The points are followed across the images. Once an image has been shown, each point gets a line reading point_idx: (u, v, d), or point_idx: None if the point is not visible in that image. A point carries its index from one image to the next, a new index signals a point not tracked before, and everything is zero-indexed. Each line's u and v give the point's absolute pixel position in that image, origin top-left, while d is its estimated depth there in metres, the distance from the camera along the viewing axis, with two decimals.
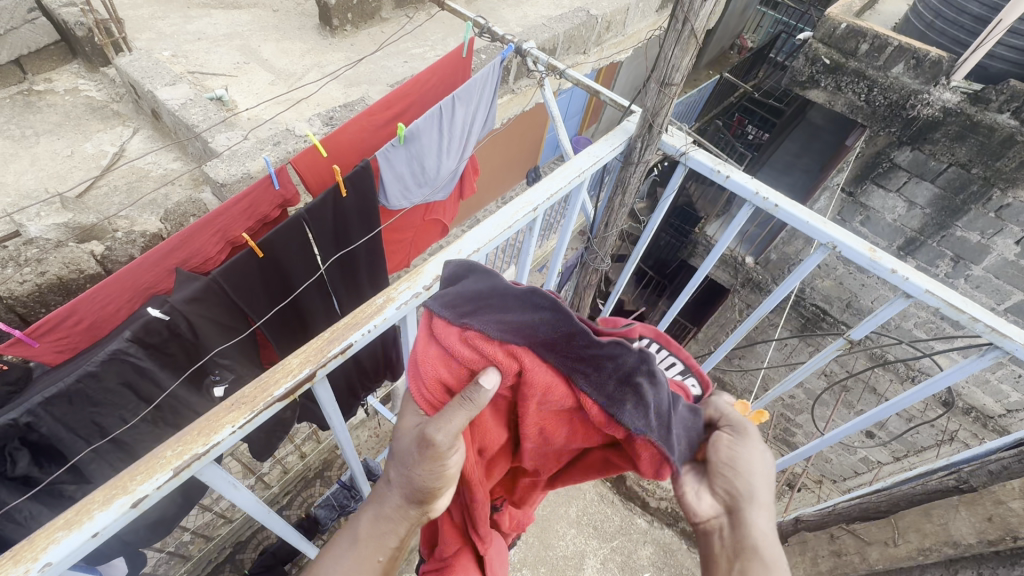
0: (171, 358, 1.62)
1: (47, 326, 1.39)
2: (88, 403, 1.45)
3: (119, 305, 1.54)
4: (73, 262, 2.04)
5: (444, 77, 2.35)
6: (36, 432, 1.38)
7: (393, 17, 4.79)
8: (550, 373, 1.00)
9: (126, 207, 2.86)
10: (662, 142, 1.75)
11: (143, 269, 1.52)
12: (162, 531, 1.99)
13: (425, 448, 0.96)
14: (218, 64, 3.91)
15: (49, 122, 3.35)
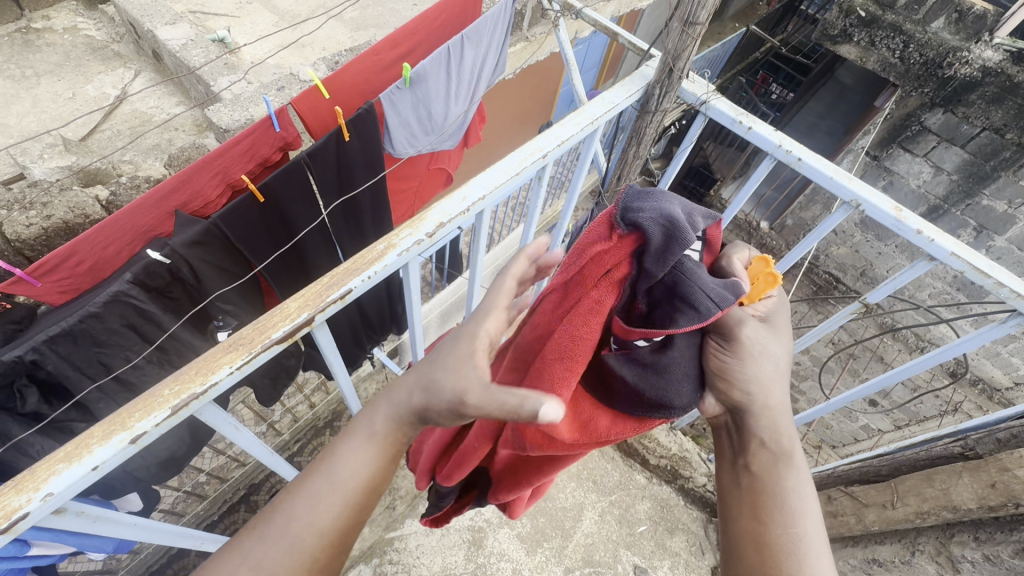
0: (174, 302, 1.63)
1: (49, 266, 1.37)
2: (93, 343, 1.46)
3: (119, 247, 1.52)
4: (79, 206, 2.04)
5: (452, 16, 2.22)
6: (43, 369, 1.39)
7: None
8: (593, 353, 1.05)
9: (128, 150, 2.82)
10: (682, 89, 1.65)
11: (143, 210, 1.50)
12: (173, 471, 2.07)
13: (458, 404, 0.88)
14: (220, 4, 3.76)
15: (50, 61, 3.26)
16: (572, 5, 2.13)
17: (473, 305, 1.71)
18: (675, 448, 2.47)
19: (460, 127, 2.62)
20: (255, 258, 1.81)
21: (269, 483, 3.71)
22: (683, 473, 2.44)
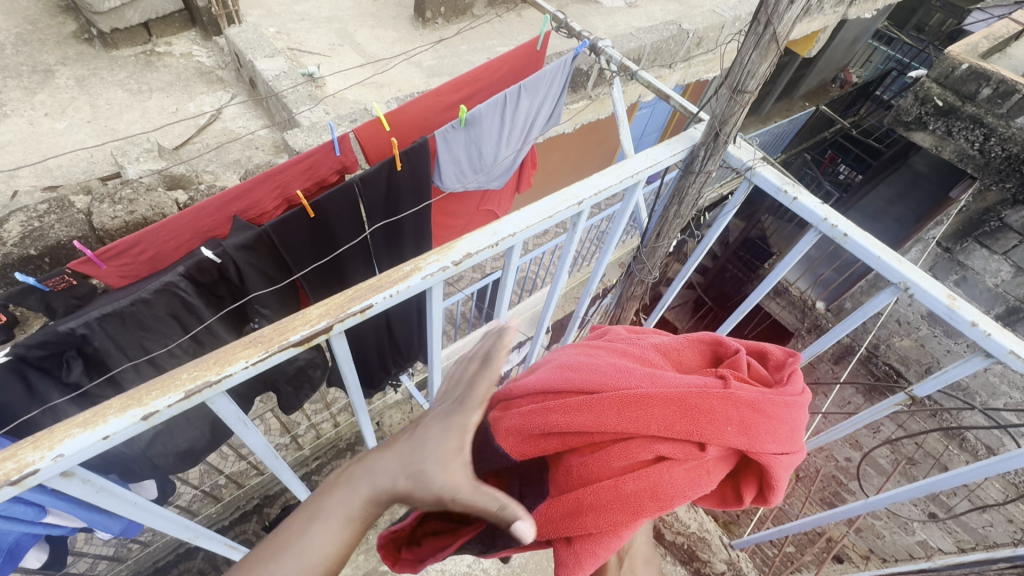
0: (216, 299, 1.73)
1: (116, 252, 1.50)
2: (139, 327, 1.56)
3: (180, 243, 1.64)
4: (158, 207, 2.53)
5: (512, 68, 2.35)
6: (91, 345, 1.50)
7: (484, 14, 4.89)
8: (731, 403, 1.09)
9: (213, 163, 3.13)
10: (728, 154, 1.66)
11: (205, 212, 1.63)
12: (189, 465, 2.13)
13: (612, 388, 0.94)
14: (315, 44, 4.18)
15: (163, 80, 3.69)
16: (628, 67, 2.22)
17: (497, 343, 1.71)
18: (695, 527, 2.29)
19: (508, 171, 2.73)
20: (298, 269, 1.93)
21: (283, 497, 3.74)
22: (701, 556, 2.24)
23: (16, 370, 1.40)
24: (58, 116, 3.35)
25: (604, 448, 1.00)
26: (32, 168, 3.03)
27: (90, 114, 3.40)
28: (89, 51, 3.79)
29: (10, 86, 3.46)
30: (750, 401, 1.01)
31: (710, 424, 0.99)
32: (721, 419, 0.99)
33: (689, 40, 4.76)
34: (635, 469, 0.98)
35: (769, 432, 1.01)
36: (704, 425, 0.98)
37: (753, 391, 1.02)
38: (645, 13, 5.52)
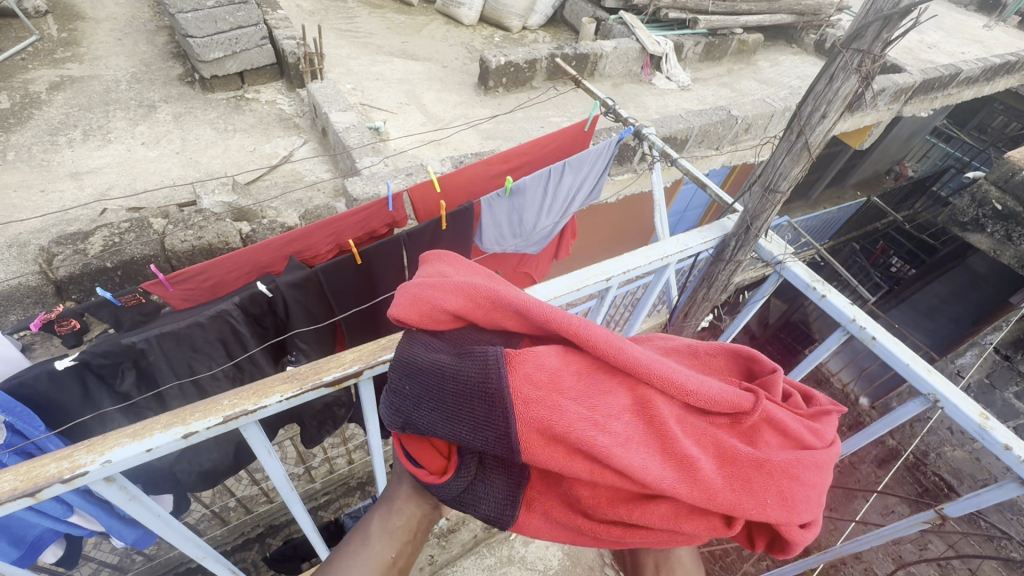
0: (262, 329, 1.86)
1: (183, 276, 1.65)
2: (190, 347, 1.69)
3: (239, 274, 1.79)
4: (223, 236, 2.81)
5: (562, 145, 2.52)
6: (145, 359, 1.62)
7: (542, 87, 5.23)
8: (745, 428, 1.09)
9: (278, 200, 3.41)
10: (759, 246, 1.74)
11: (266, 250, 1.78)
12: (207, 483, 2.19)
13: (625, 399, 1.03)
14: (385, 102, 4.59)
15: (246, 123, 4.11)
16: (670, 153, 2.31)
17: None
18: None
19: (547, 235, 2.85)
20: (339, 309, 2.05)
21: (288, 528, 3.73)
22: None
23: (78, 374, 1.52)
24: (152, 145, 3.76)
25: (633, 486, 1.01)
26: (121, 189, 3.38)
27: (179, 146, 3.80)
28: (189, 91, 4.28)
29: (118, 116, 3.93)
30: (790, 472, 1.04)
31: (747, 497, 1.02)
32: (748, 473, 1.02)
33: (738, 125, 4.92)
34: (640, 504, 1.04)
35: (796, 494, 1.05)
36: (741, 498, 1.01)
37: (794, 460, 1.04)
38: (695, 97, 5.79)
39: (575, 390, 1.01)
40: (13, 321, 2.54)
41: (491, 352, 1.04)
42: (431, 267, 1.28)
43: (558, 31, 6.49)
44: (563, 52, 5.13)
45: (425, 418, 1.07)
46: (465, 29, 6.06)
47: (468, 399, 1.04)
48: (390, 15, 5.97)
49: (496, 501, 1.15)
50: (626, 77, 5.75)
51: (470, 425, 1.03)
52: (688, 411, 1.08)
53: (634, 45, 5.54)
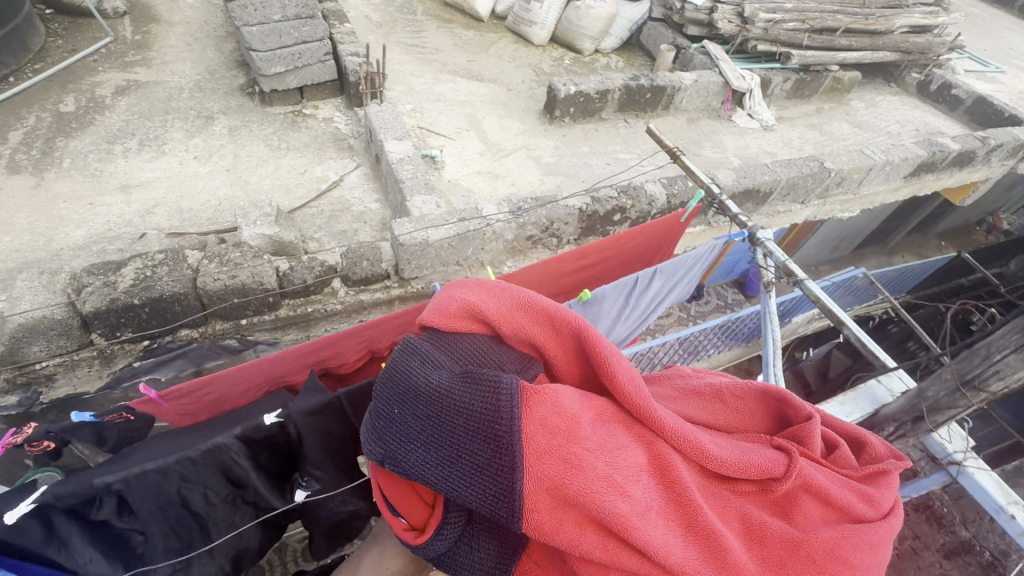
0: (267, 453, 1.83)
1: (175, 393, 1.78)
2: (180, 479, 1.64)
3: (243, 385, 1.93)
4: (259, 275, 2.63)
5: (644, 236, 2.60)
6: (127, 496, 1.57)
7: (612, 118, 4.86)
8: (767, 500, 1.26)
9: (322, 233, 3.20)
10: (933, 442, 2.10)
11: (267, 365, 1.89)
12: None
13: (637, 470, 1.17)
14: (444, 126, 4.34)
15: (301, 141, 3.94)
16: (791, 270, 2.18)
17: None
18: None
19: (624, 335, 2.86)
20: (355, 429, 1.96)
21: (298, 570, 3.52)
22: None
23: (38, 515, 1.45)
24: (204, 160, 3.63)
25: (651, 562, 1.10)
26: (167, 207, 3.25)
27: (230, 163, 3.65)
28: (249, 104, 4.16)
29: (175, 127, 3.83)
30: (832, 553, 1.16)
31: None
32: (780, 555, 1.16)
33: (830, 179, 4.37)
34: None
35: None
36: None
37: (835, 544, 1.17)
38: (779, 137, 5.24)
39: (594, 444, 1.14)
40: (35, 353, 2.38)
41: (498, 388, 1.17)
42: (450, 290, 1.46)
43: (633, 57, 6.10)
44: (640, 82, 4.72)
45: (420, 459, 1.19)
46: (535, 49, 5.77)
47: (472, 448, 1.15)
48: (459, 30, 5.74)
49: (483, 569, 1.27)
50: (704, 112, 5.27)
51: (473, 476, 1.14)
52: (713, 477, 1.26)
53: (717, 79, 5.08)
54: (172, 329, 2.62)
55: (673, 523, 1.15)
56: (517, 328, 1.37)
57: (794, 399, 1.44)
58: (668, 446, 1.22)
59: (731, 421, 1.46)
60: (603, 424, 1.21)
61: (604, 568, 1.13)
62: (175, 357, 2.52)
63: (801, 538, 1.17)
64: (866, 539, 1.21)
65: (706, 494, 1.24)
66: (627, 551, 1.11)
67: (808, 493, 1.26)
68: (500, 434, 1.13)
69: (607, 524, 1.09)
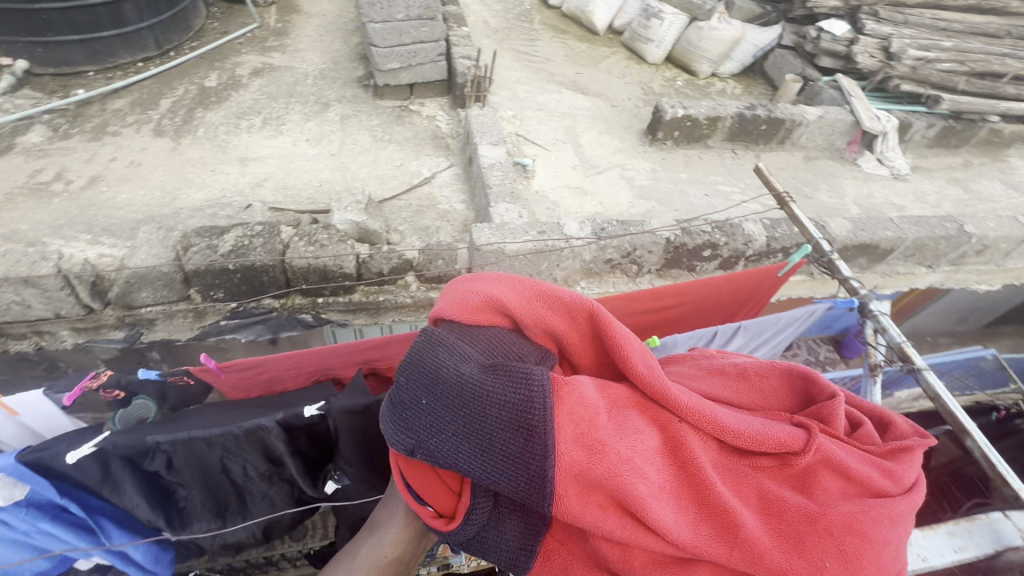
0: (304, 446, 1.77)
1: (233, 366, 1.78)
2: (222, 451, 1.64)
3: (296, 371, 1.90)
4: (341, 259, 2.74)
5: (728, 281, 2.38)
6: (172, 457, 1.59)
7: (718, 147, 4.58)
8: (789, 480, 1.20)
9: (406, 227, 3.29)
10: None
11: (322, 356, 1.83)
12: (230, 549, 2.02)
13: (651, 455, 1.17)
14: (541, 136, 4.32)
15: (403, 135, 4.10)
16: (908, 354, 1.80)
17: None
18: None
19: None
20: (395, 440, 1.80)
21: None
22: None
23: (99, 460, 1.50)
24: (314, 143, 3.88)
25: (667, 538, 1.10)
26: (274, 182, 3.50)
27: (337, 148, 3.88)
28: (363, 95, 4.40)
29: (295, 109, 4.14)
30: (852, 527, 1.12)
31: (799, 557, 1.11)
32: (803, 536, 1.12)
33: (969, 245, 3.80)
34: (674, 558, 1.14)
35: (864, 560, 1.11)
36: (793, 558, 1.11)
37: (855, 516, 1.12)
38: (912, 189, 4.65)
39: (609, 427, 1.14)
40: (143, 299, 2.65)
41: (534, 379, 1.14)
42: (465, 280, 1.46)
43: (752, 84, 5.72)
44: (756, 112, 4.40)
45: (442, 449, 1.13)
46: (647, 67, 5.59)
47: (495, 431, 1.12)
48: (572, 42, 5.71)
49: (510, 551, 1.22)
50: (825, 152, 4.81)
51: (498, 459, 1.11)
52: (731, 454, 1.22)
53: (846, 118, 4.62)
54: (257, 296, 2.79)
55: (683, 503, 1.15)
56: (539, 321, 1.39)
57: (816, 376, 1.38)
58: (681, 419, 1.21)
59: (755, 400, 1.40)
60: (615, 406, 1.21)
61: (623, 545, 1.14)
62: (256, 322, 2.79)
63: (821, 515, 1.13)
64: (885, 512, 1.16)
65: (725, 470, 1.21)
66: (644, 530, 1.11)
67: (831, 470, 1.20)
68: (531, 423, 1.11)
69: (624, 501, 1.09)
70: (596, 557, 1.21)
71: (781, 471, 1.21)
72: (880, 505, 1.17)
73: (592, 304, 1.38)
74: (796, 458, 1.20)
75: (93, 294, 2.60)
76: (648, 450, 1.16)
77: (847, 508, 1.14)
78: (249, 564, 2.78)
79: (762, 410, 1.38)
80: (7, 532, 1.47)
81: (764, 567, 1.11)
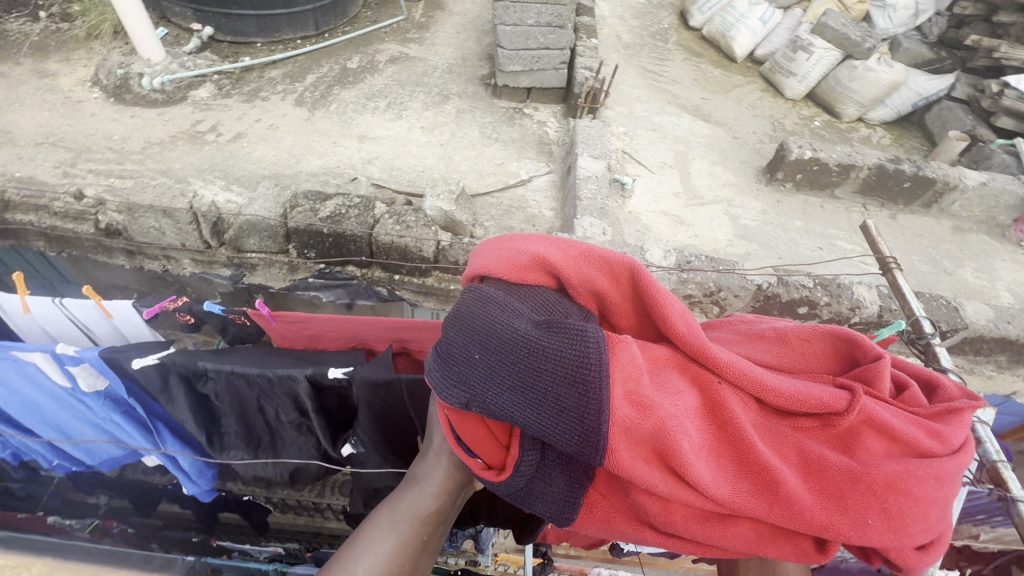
0: (332, 407, 1.73)
1: (285, 316, 1.78)
2: (259, 390, 1.66)
3: (340, 336, 1.85)
4: (422, 242, 2.86)
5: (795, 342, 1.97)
6: (217, 384, 1.65)
7: (847, 199, 4.11)
8: (827, 440, 1.05)
9: (491, 224, 3.36)
10: None
11: (368, 325, 1.78)
12: (262, 484, 2.15)
13: (694, 417, 1.05)
14: (648, 157, 4.19)
15: (510, 136, 4.19)
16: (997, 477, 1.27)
17: None
18: None
19: None
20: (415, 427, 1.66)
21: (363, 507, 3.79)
22: None
23: (160, 371, 1.59)
24: (427, 131, 4.10)
25: (711, 498, 1.00)
26: (383, 161, 3.76)
27: (446, 139, 4.06)
28: (482, 92, 4.57)
29: (418, 98, 4.41)
30: (897, 486, 0.97)
31: (841, 515, 0.99)
32: (849, 501, 0.99)
33: None
34: (717, 517, 1.04)
35: (915, 520, 0.99)
36: (837, 516, 0.99)
37: (902, 474, 0.98)
38: None
39: (652, 387, 1.03)
40: (250, 245, 2.97)
41: (588, 336, 1.05)
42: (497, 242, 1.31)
43: (906, 136, 5.07)
44: (900, 167, 3.90)
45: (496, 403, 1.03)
46: (783, 102, 5.18)
47: (545, 379, 1.02)
48: (705, 67, 5.46)
49: (556, 505, 1.10)
50: (983, 224, 4.13)
51: (551, 410, 1.01)
52: (767, 413, 1.08)
53: (1018, 189, 3.93)
54: (343, 262, 3.00)
55: (724, 462, 1.04)
56: (583, 281, 1.22)
57: (861, 338, 1.17)
58: (712, 372, 1.08)
59: (791, 362, 1.20)
60: (652, 366, 1.08)
61: (665, 505, 1.04)
62: (339, 285, 2.87)
63: (865, 473, 0.98)
64: (935, 471, 1.00)
65: (761, 432, 1.06)
66: (685, 484, 1.01)
67: (875, 428, 1.03)
68: (587, 378, 1.01)
69: (666, 456, 0.99)
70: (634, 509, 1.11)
71: (820, 430, 1.06)
72: (928, 460, 1.01)
73: (634, 259, 1.21)
74: (836, 417, 1.04)
75: (213, 233, 2.98)
76: (687, 408, 1.04)
77: (895, 467, 0.99)
78: (301, 505, 3.09)
79: (795, 367, 1.19)
80: (93, 415, 1.75)
81: (806, 524, 1.00)
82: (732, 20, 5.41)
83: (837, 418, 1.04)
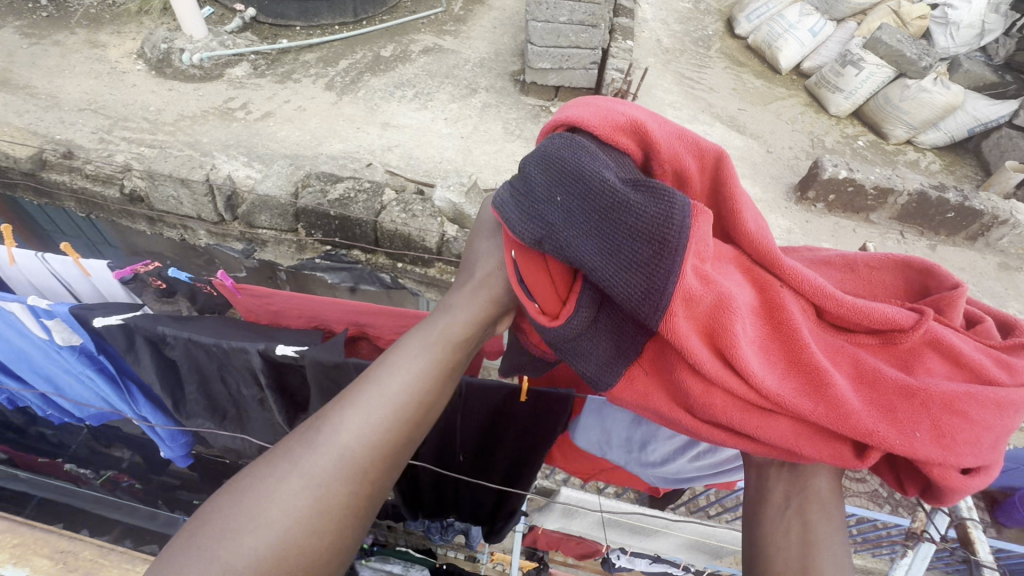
0: (289, 384, 1.73)
1: (249, 289, 1.80)
2: (218, 360, 1.67)
3: (303, 315, 1.85)
4: (426, 232, 2.85)
5: None
6: (179, 350, 1.66)
7: (882, 225, 3.88)
8: (893, 362, 0.86)
9: None
10: None
11: (329, 307, 1.77)
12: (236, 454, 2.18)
13: (747, 309, 0.87)
14: None
15: (534, 134, 4.14)
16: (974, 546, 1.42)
17: None
18: None
19: (680, 482, 1.94)
20: None
21: None
22: None
23: (124, 332, 1.61)
24: (450, 123, 4.10)
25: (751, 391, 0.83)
26: (402, 150, 3.79)
27: (468, 132, 4.05)
28: (511, 89, 4.54)
29: (446, 89, 4.41)
30: (957, 409, 0.79)
31: (891, 426, 0.81)
32: (906, 422, 0.81)
33: None
34: (750, 417, 0.86)
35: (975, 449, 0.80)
36: (886, 427, 0.80)
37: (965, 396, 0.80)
38: None
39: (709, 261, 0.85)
40: (261, 222, 3.03)
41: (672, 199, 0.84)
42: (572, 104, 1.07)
43: (959, 163, 4.75)
44: (944, 194, 3.64)
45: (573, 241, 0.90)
46: (827, 118, 4.93)
47: (614, 229, 0.87)
48: (747, 76, 5.26)
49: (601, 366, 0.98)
50: None
51: (621, 260, 0.86)
52: (826, 323, 0.89)
53: None
54: (349, 246, 3.02)
55: (770, 360, 0.86)
56: (672, 157, 1.00)
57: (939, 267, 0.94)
58: (775, 268, 0.90)
59: (863, 283, 0.99)
60: (715, 251, 0.90)
61: (700, 391, 0.87)
62: (343, 268, 2.95)
63: (934, 398, 0.80)
64: (999, 398, 0.81)
65: (816, 341, 0.88)
66: (731, 369, 0.84)
67: (951, 358, 0.84)
68: (663, 239, 0.83)
69: (712, 334, 0.83)
70: (665, 396, 0.95)
71: (883, 349, 0.88)
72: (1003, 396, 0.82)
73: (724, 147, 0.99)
74: (905, 338, 0.85)
75: (227, 206, 3.07)
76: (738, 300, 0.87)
77: (966, 399, 0.80)
78: None
79: (867, 289, 0.99)
80: (73, 368, 1.81)
81: (852, 434, 0.81)
82: (779, 30, 5.18)
83: (904, 338, 0.85)
